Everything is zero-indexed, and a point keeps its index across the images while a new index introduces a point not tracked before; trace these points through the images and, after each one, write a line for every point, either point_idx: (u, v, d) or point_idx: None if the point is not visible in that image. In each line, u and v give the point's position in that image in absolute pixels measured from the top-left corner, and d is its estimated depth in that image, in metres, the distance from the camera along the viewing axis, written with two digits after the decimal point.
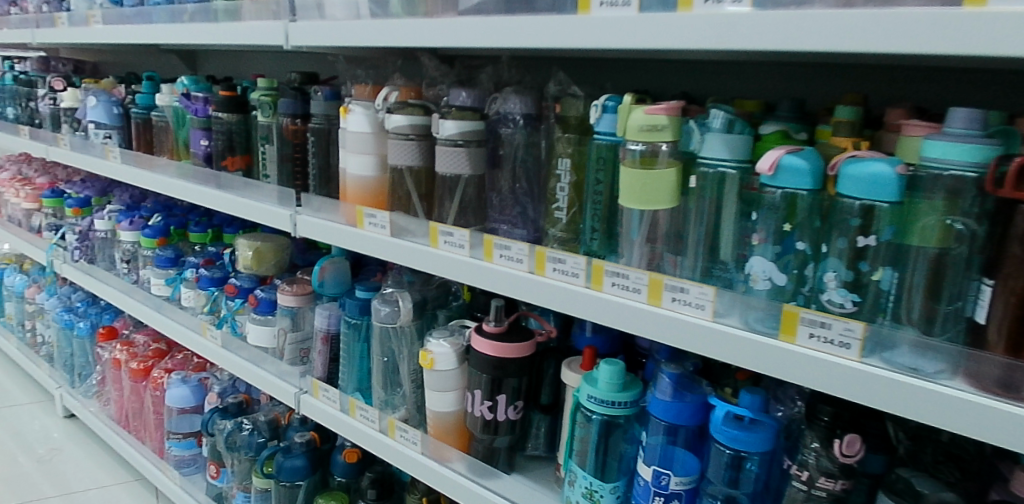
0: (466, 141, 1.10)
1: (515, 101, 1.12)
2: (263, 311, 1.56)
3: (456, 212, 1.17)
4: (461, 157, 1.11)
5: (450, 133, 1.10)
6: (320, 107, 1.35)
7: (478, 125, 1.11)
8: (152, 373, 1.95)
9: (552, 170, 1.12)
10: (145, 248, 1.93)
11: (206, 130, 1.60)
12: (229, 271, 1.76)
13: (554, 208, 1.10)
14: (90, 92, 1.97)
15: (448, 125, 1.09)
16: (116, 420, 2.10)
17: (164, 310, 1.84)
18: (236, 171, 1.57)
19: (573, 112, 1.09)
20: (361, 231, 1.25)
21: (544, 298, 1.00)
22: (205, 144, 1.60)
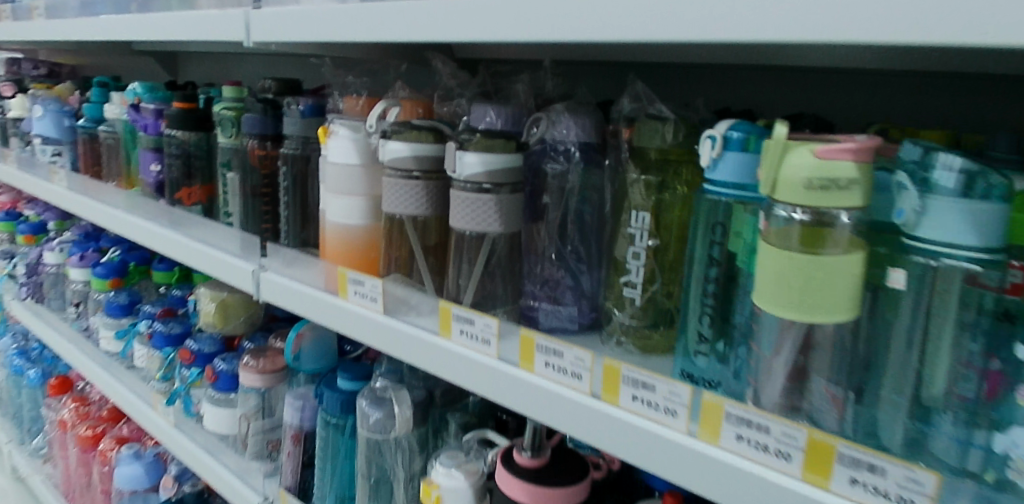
0: (494, 184, 0.74)
1: (569, 123, 0.75)
2: (223, 388, 1.21)
3: (472, 290, 0.80)
4: (488, 209, 0.74)
5: (473, 171, 0.73)
6: (295, 127, 0.99)
7: (514, 159, 0.74)
8: (101, 443, 1.61)
9: (622, 229, 0.76)
10: (97, 290, 1.57)
11: (157, 152, 1.25)
12: (190, 326, 1.40)
13: (623, 283, 0.76)
14: (37, 100, 1.63)
15: (468, 158, 0.73)
16: (63, 492, 1.78)
17: (113, 371, 1.51)
18: (193, 206, 1.21)
19: (657, 141, 0.71)
20: (341, 304, 0.88)
21: (609, 441, 0.63)
22: (157, 170, 1.25)
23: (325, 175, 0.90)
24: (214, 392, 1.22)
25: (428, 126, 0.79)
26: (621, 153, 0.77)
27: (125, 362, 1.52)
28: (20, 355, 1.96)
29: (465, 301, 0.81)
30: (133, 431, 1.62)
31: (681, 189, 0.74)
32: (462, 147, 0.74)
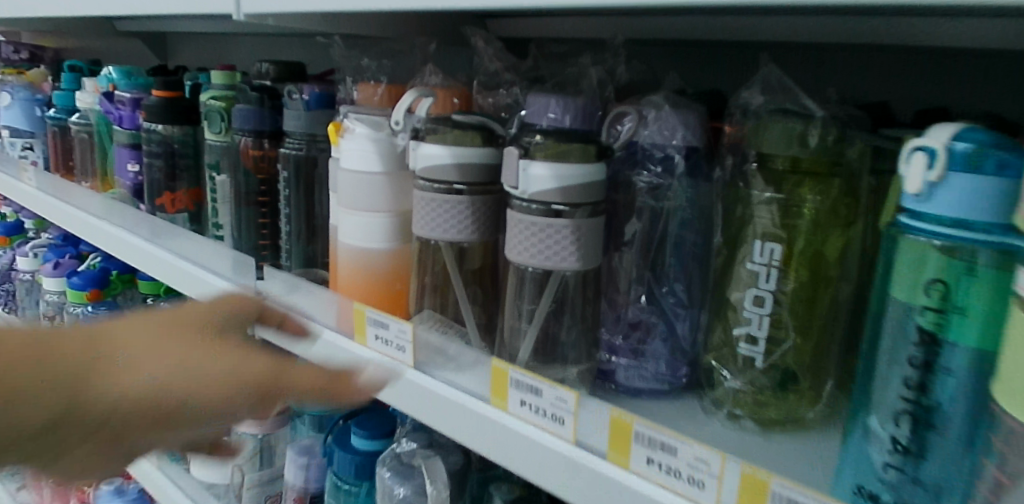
0: (572, 206, 0.54)
1: (671, 121, 0.55)
2: (212, 431, 1.01)
3: (530, 338, 0.62)
4: (564, 237, 0.55)
5: (543, 188, 0.53)
6: (299, 121, 0.78)
7: (598, 171, 0.54)
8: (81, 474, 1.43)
9: (739, 264, 0.57)
10: (74, 303, 1.38)
11: (136, 149, 1.05)
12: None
13: (742, 339, 0.57)
14: (5, 87, 1.44)
15: (536, 170, 0.53)
16: None
17: None
18: (177, 214, 1.02)
19: (796, 149, 0.51)
20: (359, 353, 0.68)
21: None
22: (135, 170, 1.05)
23: (337, 185, 0.70)
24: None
25: (476, 125, 0.60)
26: (736, 160, 0.57)
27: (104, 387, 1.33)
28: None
29: (522, 356, 0.61)
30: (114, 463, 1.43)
31: (810, 205, 0.54)
32: (528, 155, 0.54)
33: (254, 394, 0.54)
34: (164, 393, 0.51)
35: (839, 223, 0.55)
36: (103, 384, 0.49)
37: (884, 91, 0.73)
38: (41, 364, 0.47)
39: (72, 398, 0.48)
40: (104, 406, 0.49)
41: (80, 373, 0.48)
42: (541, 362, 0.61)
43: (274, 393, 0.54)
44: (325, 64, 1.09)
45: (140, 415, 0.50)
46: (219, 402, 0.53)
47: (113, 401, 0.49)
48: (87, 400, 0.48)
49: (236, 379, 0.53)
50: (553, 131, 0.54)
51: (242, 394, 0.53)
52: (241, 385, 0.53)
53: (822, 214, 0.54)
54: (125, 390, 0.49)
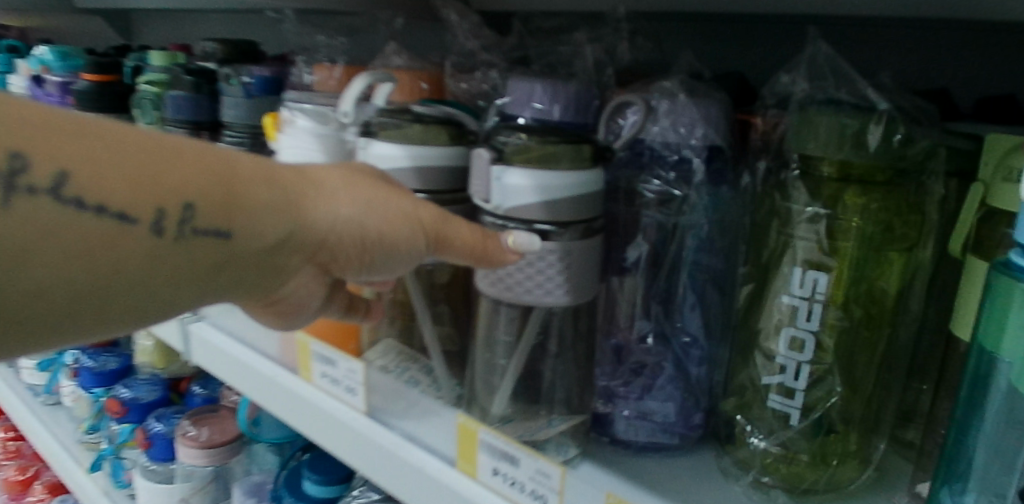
0: (560, 224, 0.42)
1: (688, 114, 0.44)
2: (158, 459, 0.90)
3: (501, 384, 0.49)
4: (551, 265, 0.42)
5: (522, 200, 0.41)
6: (239, 110, 0.66)
7: (595, 179, 0.42)
8: (31, 491, 1.32)
9: (773, 296, 0.44)
10: None
11: None
12: (129, 361, 1.10)
13: (773, 393, 0.45)
14: None
15: (513, 179, 0.41)
16: None
17: (36, 410, 1.21)
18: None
19: (848, 152, 0.39)
20: (310, 397, 0.56)
21: None
22: None
23: None
24: (146, 461, 0.92)
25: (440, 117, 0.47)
26: (771, 162, 0.45)
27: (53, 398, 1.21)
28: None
29: (500, 407, 0.49)
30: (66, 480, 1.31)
31: (859, 221, 0.40)
32: (504, 159, 0.42)
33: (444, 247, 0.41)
34: (370, 241, 0.40)
35: (908, 247, 0.42)
36: (317, 206, 0.39)
37: (941, 77, 0.61)
38: (250, 177, 0.37)
39: (294, 218, 0.38)
40: (320, 228, 0.39)
41: (294, 192, 0.38)
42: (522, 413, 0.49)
43: (505, 256, 0.40)
44: (283, 43, 0.95)
45: (351, 242, 0.40)
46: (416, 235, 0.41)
47: (327, 223, 0.39)
48: (307, 219, 0.38)
49: (447, 222, 0.40)
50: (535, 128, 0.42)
51: (433, 243, 0.41)
52: (422, 220, 0.40)
53: (875, 226, 0.41)
54: (338, 214, 0.39)
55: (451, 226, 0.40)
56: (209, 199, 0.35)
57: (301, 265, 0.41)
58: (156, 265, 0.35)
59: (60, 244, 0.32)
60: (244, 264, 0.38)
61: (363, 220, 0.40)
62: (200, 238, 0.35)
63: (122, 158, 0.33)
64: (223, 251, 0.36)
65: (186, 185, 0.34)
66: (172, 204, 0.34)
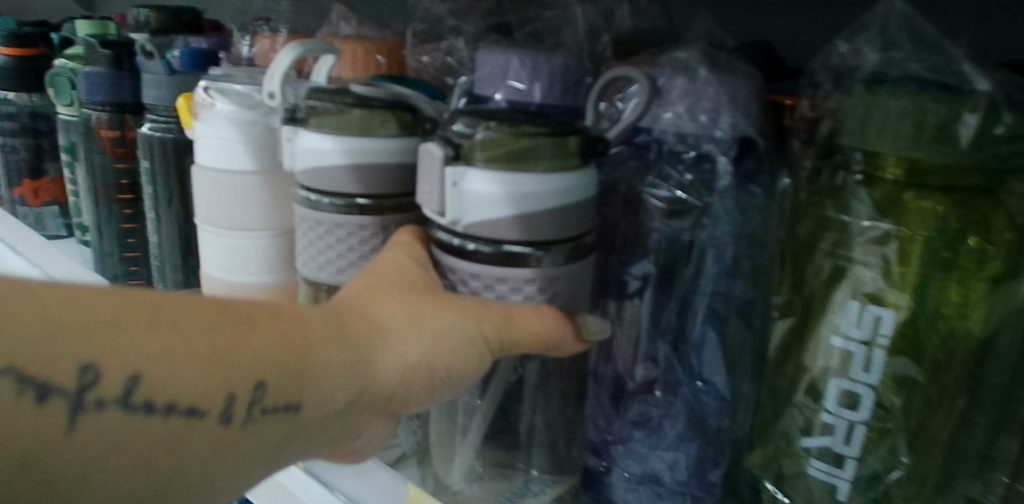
0: (541, 246, 0.31)
1: (709, 93, 0.33)
2: None
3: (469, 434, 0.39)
4: (529, 299, 0.32)
5: (493, 215, 0.30)
6: (160, 89, 0.54)
7: (587, 187, 0.32)
8: None
9: (815, 336, 0.33)
10: None
11: None
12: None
13: (821, 460, 0.34)
14: None
15: (479, 186, 0.30)
16: None
17: None
18: (45, 207, 0.79)
19: (927, 145, 0.28)
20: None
21: None
22: None
23: (195, 189, 0.46)
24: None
25: (387, 98, 0.36)
26: (819, 158, 0.34)
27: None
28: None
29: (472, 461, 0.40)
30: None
31: (927, 238, 0.30)
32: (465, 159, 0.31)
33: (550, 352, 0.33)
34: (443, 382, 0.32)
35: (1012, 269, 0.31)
36: (384, 357, 0.31)
37: None
38: (312, 333, 0.30)
39: (355, 376, 0.30)
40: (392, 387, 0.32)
41: (355, 346, 0.31)
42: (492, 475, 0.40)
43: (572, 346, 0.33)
44: (236, 9, 0.83)
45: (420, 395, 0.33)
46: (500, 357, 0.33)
47: (394, 379, 0.31)
48: (377, 379, 0.31)
49: (510, 320, 0.31)
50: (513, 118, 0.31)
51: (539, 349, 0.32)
52: (487, 339, 0.32)
53: (951, 243, 0.30)
54: (407, 362, 0.31)
55: (525, 321, 0.31)
56: (276, 373, 0.28)
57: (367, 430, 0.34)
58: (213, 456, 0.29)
59: (107, 459, 0.26)
60: (308, 438, 0.31)
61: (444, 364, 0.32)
62: (258, 420, 0.29)
63: (161, 341, 0.26)
64: (294, 425, 0.30)
65: (248, 363, 0.28)
66: (228, 387, 0.27)
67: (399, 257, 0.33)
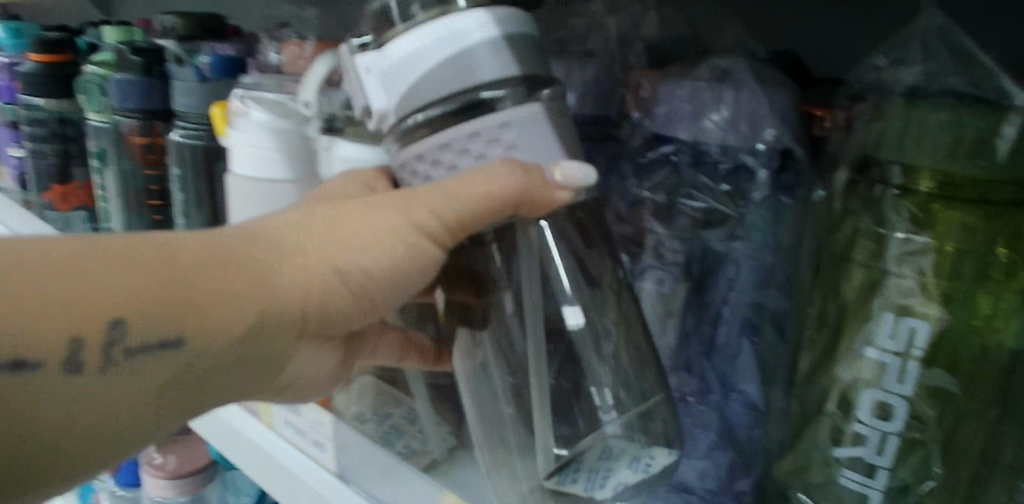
0: (486, 86, 0.30)
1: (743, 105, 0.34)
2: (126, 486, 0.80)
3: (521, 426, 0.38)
4: (510, 145, 0.30)
5: (413, 74, 0.30)
6: (193, 96, 0.55)
7: (516, 19, 0.30)
8: None
9: (846, 346, 0.33)
10: None
11: (13, 127, 0.81)
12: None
13: (857, 475, 0.33)
14: None
15: (387, 62, 0.30)
16: None
17: None
18: (74, 212, 0.78)
19: (962, 158, 0.28)
20: (288, 460, 0.49)
21: None
22: (16, 156, 0.81)
23: (231, 195, 0.47)
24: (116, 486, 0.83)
25: None
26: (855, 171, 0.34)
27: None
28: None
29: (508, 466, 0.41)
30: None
31: (957, 248, 0.30)
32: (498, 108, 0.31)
33: (519, 209, 0.31)
34: (362, 280, 0.33)
35: None
36: (281, 272, 0.32)
37: None
38: (186, 254, 0.30)
39: (254, 294, 0.31)
40: (295, 300, 0.32)
41: (245, 262, 0.31)
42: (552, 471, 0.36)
43: (551, 194, 0.30)
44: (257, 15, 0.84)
45: (329, 303, 0.33)
46: (443, 245, 0.33)
47: (298, 291, 0.32)
48: (275, 294, 0.32)
49: (458, 183, 0.30)
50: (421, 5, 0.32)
51: (505, 210, 0.31)
52: (410, 222, 0.32)
53: (982, 254, 0.30)
54: (309, 269, 0.32)
55: (467, 186, 0.30)
56: (138, 307, 0.29)
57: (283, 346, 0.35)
58: (124, 396, 0.31)
59: None
60: (207, 365, 0.32)
61: (357, 265, 0.33)
62: (149, 355, 0.30)
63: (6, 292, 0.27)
64: (185, 358, 0.31)
65: (101, 300, 0.29)
66: (95, 329, 0.29)
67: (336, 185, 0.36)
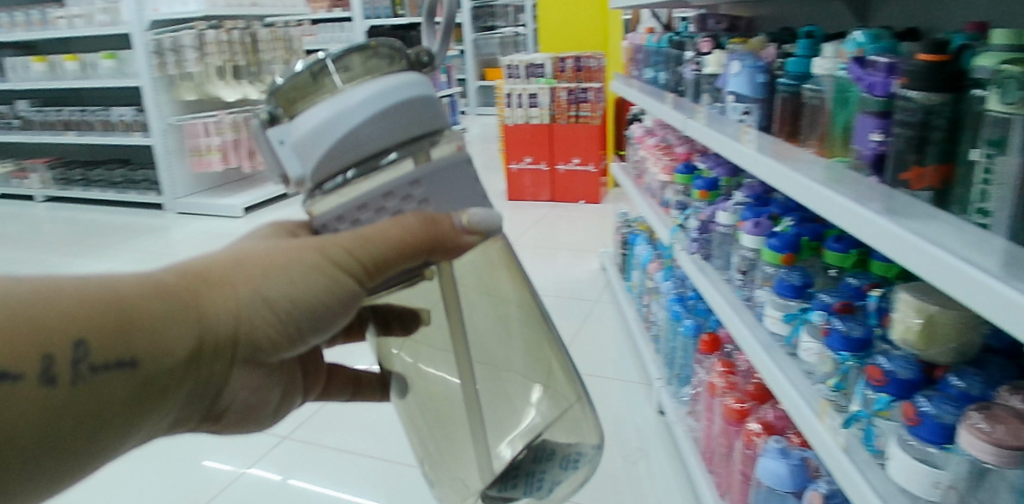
0: (396, 144, 0.50)
1: None
2: (928, 441, 0.70)
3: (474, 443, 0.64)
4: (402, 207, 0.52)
5: (325, 139, 0.48)
6: None
7: (414, 80, 0.51)
8: (747, 420, 1.20)
9: None
10: (766, 263, 1.16)
11: (885, 116, 0.79)
12: (873, 332, 0.90)
13: None
14: (732, 53, 1.33)
15: (294, 136, 0.49)
16: (699, 450, 1.46)
17: (769, 354, 1.06)
18: (920, 193, 0.72)
19: None
20: None
21: None
22: (878, 140, 0.80)
23: None
24: (904, 433, 0.74)
25: None
26: None
27: (788, 349, 1.07)
28: (670, 277, 1.83)
29: None
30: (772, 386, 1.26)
31: None
32: None
33: (433, 252, 0.52)
34: (287, 307, 0.51)
35: None
36: (215, 305, 0.49)
37: None
38: (135, 295, 0.46)
39: (190, 316, 0.48)
40: (226, 322, 0.49)
41: (184, 301, 0.48)
42: (498, 480, 0.63)
43: (460, 237, 0.52)
44: None
45: (252, 327, 0.51)
46: (355, 279, 0.52)
47: (226, 316, 0.49)
48: (211, 323, 0.49)
49: (368, 240, 0.51)
50: (314, 88, 0.53)
51: (416, 254, 0.51)
52: (334, 261, 0.51)
53: None
54: (238, 301, 0.50)
55: (386, 236, 0.51)
56: (104, 335, 0.44)
57: (211, 367, 0.51)
58: (93, 400, 0.45)
59: (15, 417, 0.42)
60: (160, 380, 0.47)
61: (275, 293, 0.51)
62: (106, 370, 0.44)
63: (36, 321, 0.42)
64: (135, 372, 0.46)
65: (77, 329, 0.43)
66: (66, 345, 0.43)
67: (257, 246, 0.53)
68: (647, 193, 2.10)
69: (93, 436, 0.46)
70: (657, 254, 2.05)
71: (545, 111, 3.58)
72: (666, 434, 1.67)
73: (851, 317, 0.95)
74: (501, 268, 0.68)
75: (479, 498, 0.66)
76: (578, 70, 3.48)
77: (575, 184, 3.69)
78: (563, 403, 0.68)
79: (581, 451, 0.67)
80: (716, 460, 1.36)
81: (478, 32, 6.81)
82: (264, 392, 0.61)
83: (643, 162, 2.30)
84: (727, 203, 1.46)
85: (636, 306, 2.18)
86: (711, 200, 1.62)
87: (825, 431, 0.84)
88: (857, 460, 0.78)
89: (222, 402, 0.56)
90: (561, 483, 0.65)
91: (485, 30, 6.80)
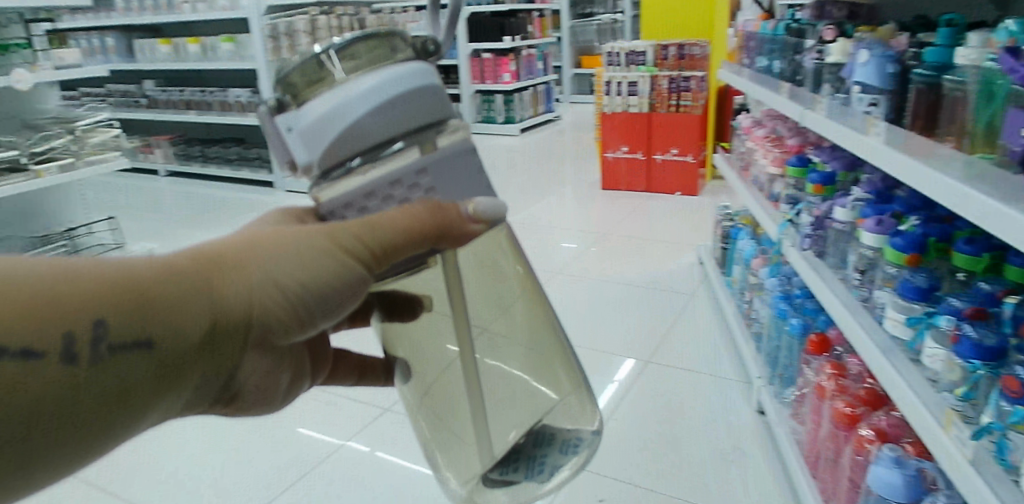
0: (403, 133, 0.49)
1: None
2: None
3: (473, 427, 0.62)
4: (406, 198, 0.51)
5: (331, 128, 0.47)
6: None
7: (421, 70, 0.49)
8: (859, 426, 1.13)
9: None
10: (888, 262, 1.08)
11: None
12: (1008, 341, 0.85)
13: None
14: (860, 43, 1.22)
15: (301, 124, 0.48)
16: (803, 453, 1.39)
17: (890, 357, 0.99)
18: None
19: None
20: None
21: None
22: None
23: None
24: None
25: None
26: None
27: (910, 354, 0.99)
28: (776, 274, 1.73)
29: None
30: (886, 392, 1.18)
31: None
32: None
33: (440, 240, 0.49)
34: (300, 291, 0.48)
35: None
36: (227, 288, 0.46)
37: None
38: (142, 277, 0.44)
39: (200, 299, 0.45)
40: (238, 306, 0.47)
41: (195, 283, 0.45)
42: (499, 464, 0.60)
43: (468, 225, 0.50)
44: None
45: (267, 310, 0.48)
46: (365, 263, 0.49)
47: (238, 298, 0.47)
48: (221, 306, 0.46)
49: (374, 225, 0.49)
50: (317, 75, 0.50)
51: (423, 242, 0.49)
52: (343, 244, 0.49)
53: None
54: (250, 284, 0.47)
55: (392, 221, 0.48)
56: (114, 315, 0.42)
57: (227, 353, 0.48)
58: (106, 383, 0.43)
59: (28, 398, 0.40)
60: (173, 364, 0.45)
61: (287, 279, 0.48)
62: (119, 352, 0.43)
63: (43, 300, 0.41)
64: (149, 355, 0.44)
65: (86, 309, 0.42)
66: (79, 325, 0.41)
67: (269, 231, 0.50)
68: (755, 186, 2.01)
69: (108, 420, 0.44)
70: (760, 250, 1.95)
71: (644, 99, 3.50)
72: (765, 435, 1.60)
73: (984, 324, 0.89)
74: (501, 250, 0.64)
75: (481, 481, 0.61)
76: (681, 57, 3.38)
77: (673, 176, 3.58)
78: (561, 390, 0.64)
79: (580, 436, 0.62)
80: (823, 466, 1.28)
81: (576, 19, 6.76)
82: (279, 377, 0.59)
83: (749, 153, 2.19)
84: (844, 198, 1.37)
85: (736, 302, 2.09)
86: (827, 195, 1.50)
87: (950, 442, 0.78)
88: (988, 477, 0.72)
89: (240, 390, 0.53)
90: (564, 468, 0.60)
91: (583, 18, 6.74)
